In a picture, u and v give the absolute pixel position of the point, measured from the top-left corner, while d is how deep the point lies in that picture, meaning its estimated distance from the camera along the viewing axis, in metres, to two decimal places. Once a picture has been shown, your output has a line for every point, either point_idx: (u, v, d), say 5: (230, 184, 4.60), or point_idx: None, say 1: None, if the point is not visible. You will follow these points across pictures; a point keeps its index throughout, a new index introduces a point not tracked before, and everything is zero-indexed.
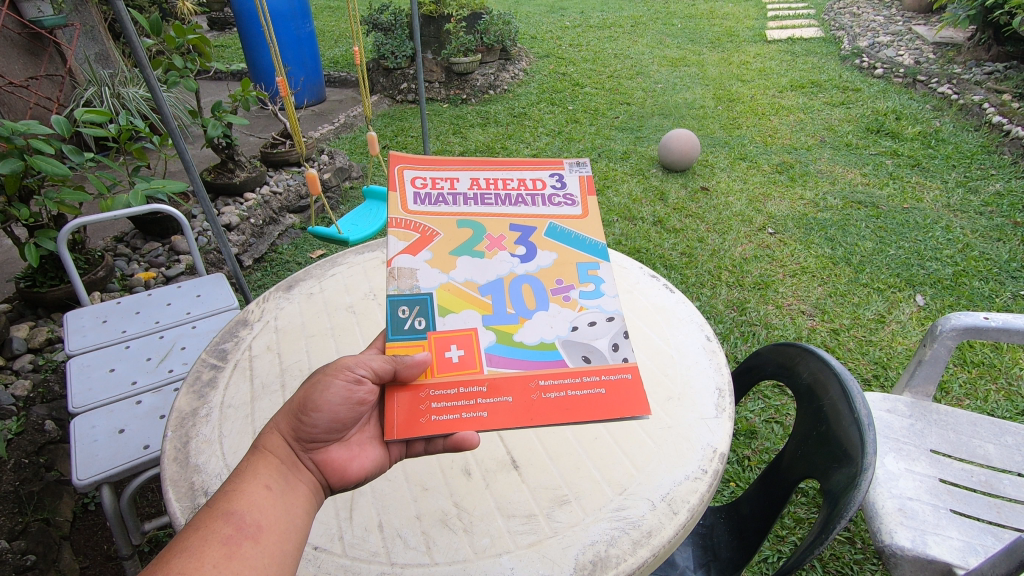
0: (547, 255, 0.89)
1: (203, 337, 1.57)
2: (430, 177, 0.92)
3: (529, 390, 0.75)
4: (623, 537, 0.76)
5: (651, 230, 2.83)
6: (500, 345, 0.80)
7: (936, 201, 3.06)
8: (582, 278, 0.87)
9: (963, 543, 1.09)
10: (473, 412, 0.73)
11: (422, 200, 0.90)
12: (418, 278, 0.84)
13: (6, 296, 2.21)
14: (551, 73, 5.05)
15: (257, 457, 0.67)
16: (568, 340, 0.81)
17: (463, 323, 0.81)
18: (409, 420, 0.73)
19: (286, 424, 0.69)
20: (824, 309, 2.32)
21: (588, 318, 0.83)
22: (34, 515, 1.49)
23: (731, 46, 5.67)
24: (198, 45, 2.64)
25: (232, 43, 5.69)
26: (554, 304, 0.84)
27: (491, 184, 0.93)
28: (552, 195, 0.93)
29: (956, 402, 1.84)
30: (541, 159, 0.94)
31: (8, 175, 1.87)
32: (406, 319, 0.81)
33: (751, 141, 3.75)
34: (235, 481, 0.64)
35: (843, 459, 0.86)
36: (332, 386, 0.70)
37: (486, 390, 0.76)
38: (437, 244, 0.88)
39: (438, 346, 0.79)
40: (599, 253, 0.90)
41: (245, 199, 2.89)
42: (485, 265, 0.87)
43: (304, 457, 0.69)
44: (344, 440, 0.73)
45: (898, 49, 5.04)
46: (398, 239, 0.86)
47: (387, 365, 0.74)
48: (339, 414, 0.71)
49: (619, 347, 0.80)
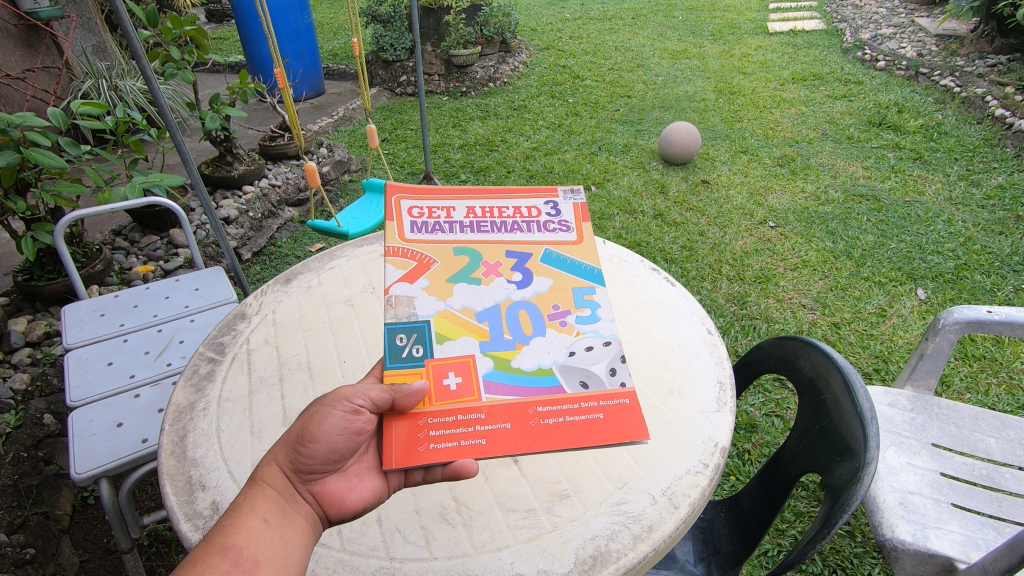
0: (543, 281, 0.89)
1: (201, 331, 1.56)
2: (426, 207, 0.93)
3: (528, 417, 0.73)
4: (623, 532, 0.76)
5: (652, 223, 2.82)
6: (498, 371, 0.78)
7: (937, 195, 3.04)
8: (579, 303, 0.87)
9: (963, 537, 1.09)
10: (471, 440, 0.71)
11: (419, 229, 0.91)
12: (415, 306, 0.84)
13: (3, 289, 2.20)
14: (552, 65, 5.03)
15: (254, 490, 0.66)
16: (566, 366, 0.79)
17: (461, 350, 0.80)
18: (407, 448, 0.70)
19: (284, 455, 0.68)
20: (825, 302, 2.31)
21: (585, 343, 0.82)
22: (33, 508, 1.48)
23: (733, 38, 5.63)
24: (195, 36, 2.62)
25: (231, 35, 5.66)
26: (551, 329, 0.83)
27: (486, 211, 0.94)
28: (548, 221, 0.95)
29: (957, 396, 1.84)
30: (536, 187, 0.95)
31: (4, 168, 1.86)
32: (403, 347, 0.80)
33: (752, 134, 3.73)
34: (233, 517, 0.63)
35: (845, 454, 0.85)
36: (330, 417, 0.68)
37: (484, 417, 0.74)
38: (434, 271, 0.88)
39: (436, 373, 0.78)
40: (595, 278, 0.90)
41: (244, 192, 2.87)
42: (483, 292, 0.87)
43: (303, 488, 0.68)
44: (342, 471, 0.71)
45: (900, 42, 5.02)
46: (395, 267, 0.86)
47: (385, 395, 0.72)
48: (337, 445, 0.69)
49: (616, 372, 0.79)
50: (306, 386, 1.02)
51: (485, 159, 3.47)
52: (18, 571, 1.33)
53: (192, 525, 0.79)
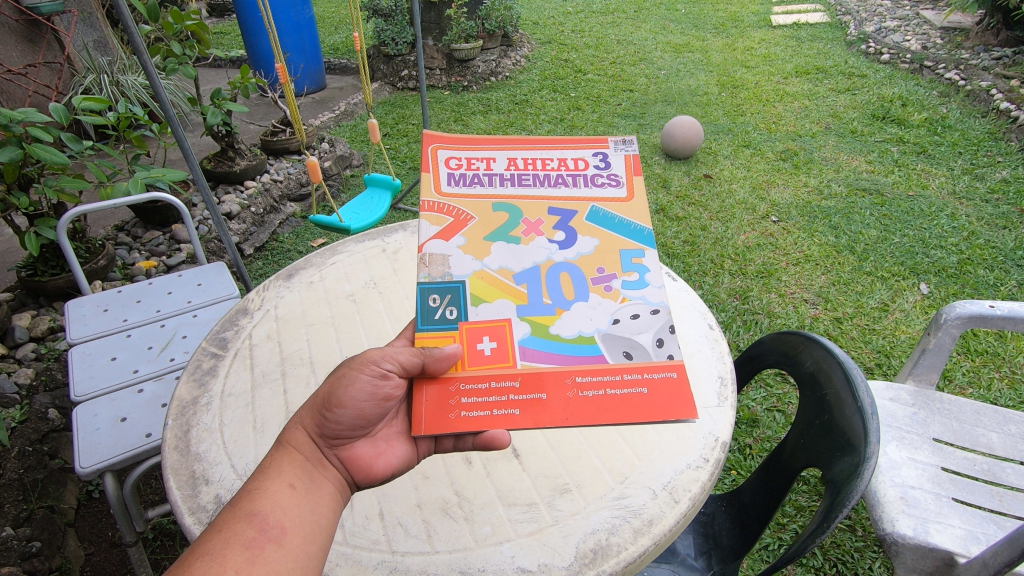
0: (587, 242, 0.87)
1: (204, 326, 1.56)
2: (466, 157, 0.90)
3: (565, 387, 0.74)
4: (623, 526, 0.76)
5: (654, 218, 2.81)
6: (534, 338, 0.79)
7: (941, 189, 3.03)
8: (625, 267, 0.85)
9: (964, 531, 1.09)
10: (503, 409, 0.72)
11: (456, 181, 0.89)
12: (450, 265, 0.83)
13: (7, 285, 2.21)
14: (553, 59, 5.01)
15: (281, 454, 0.67)
16: (609, 335, 0.79)
17: (497, 314, 0.80)
18: (437, 416, 0.72)
19: (310, 419, 0.70)
20: (827, 297, 2.31)
21: (631, 310, 0.81)
22: (39, 502, 1.50)
23: (735, 32, 5.60)
24: (196, 31, 2.61)
25: (232, 29, 5.64)
26: (594, 295, 0.82)
27: (529, 163, 0.91)
28: (596, 175, 0.92)
29: (959, 390, 1.84)
30: (586, 137, 0.92)
31: (7, 164, 1.87)
32: (436, 308, 0.80)
33: (755, 129, 3.71)
34: (259, 482, 0.64)
35: (845, 449, 0.85)
36: (357, 381, 0.70)
37: (518, 385, 0.75)
38: (471, 228, 0.87)
39: (470, 338, 0.78)
40: (644, 239, 0.87)
41: (246, 187, 2.88)
42: (522, 252, 0.86)
43: (329, 453, 0.70)
44: (369, 436, 0.73)
45: (905, 35, 4.98)
46: (430, 224, 0.85)
47: (415, 359, 0.73)
48: (364, 410, 0.71)
49: (663, 343, 0.78)
50: (308, 380, 1.02)
51: None
52: (24, 564, 1.35)
53: (196, 518, 0.80)
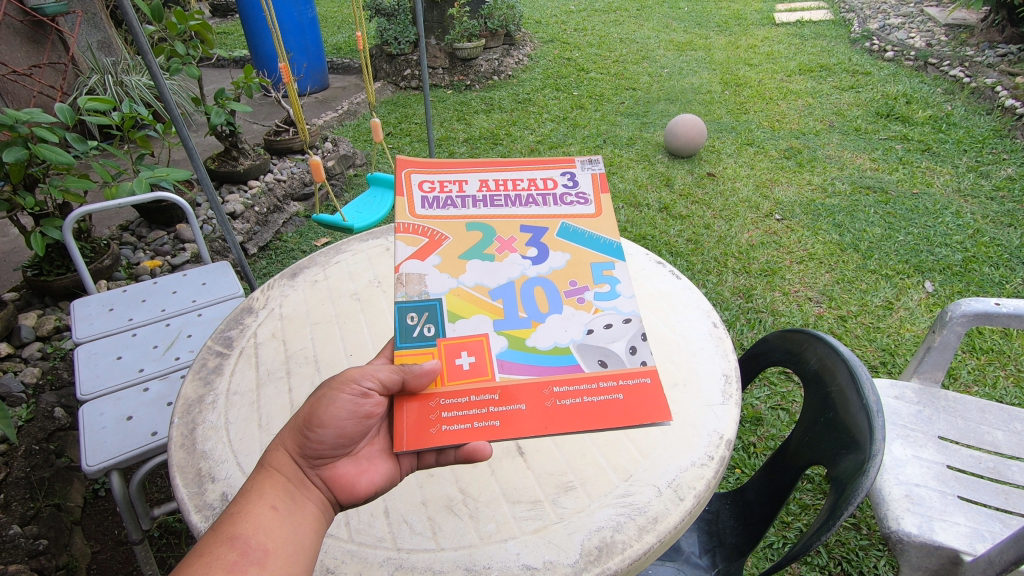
0: (559, 257, 0.88)
1: (209, 325, 1.57)
2: (438, 181, 0.93)
3: (544, 397, 0.74)
4: (628, 523, 0.76)
5: (657, 216, 2.81)
6: (512, 350, 0.79)
7: (946, 186, 3.02)
8: (596, 279, 0.86)
9: (970, 529, 1.09)
10: (484, 421, 0.72)
11: (429, 204, 0.91)
12: (426, 284, 0.84)
13: (14, 285, 2.23)
14: (556, 58, 5.00)
15: (263, 476, 0.67)
16: (584, 344, 0.79)
17: (474, 329, 0.80)
18: (419, 430, 0.72)
19: (292, 440, 0.69)
20: (831, 296, 2.30)
21: (604, 320, 0.82)
22: (46, 500, 1.50)
23: (739, 29, 5.58)
24: (200, 31, 2.61)
25: (235, 30, 5.66)
26: (568, 307, 0.83)
27: (500, 185, 0.94)
28: (564, 193, 0.94)
29: (964, 388, 1.83)
30: (553, 158, 0.94)
31: (13, 164, 1.88)
32: (414, 326, 0.80)
33: (758, 127, 3.70)
34: (242, 505, 0.64)
35: (851, 446, 0.85)
36: (338, 400, 0.69)
37: (498, 398, 0.74)
38: (446, 248, 0.88)
39: (448, 353, 0.78)
40: (614, 253, 0.89)
41: (249, 186, 2.88)
42: (496, 268, 0.87)
43: (312, 473, 0.69)
44: (352, 455, 0.72)
45: (909, 32, 4.97)
46: (406, 244, 0.86)
47: (395, 375, 0.73)
48: (346, 428, 0.70)
49: (637, 350, 0.79)
50: (313, 379, 1.03)
51: (489, 153, 3.47)
52: (31, 562, 1.34)
53: (202, 516, 0.80)
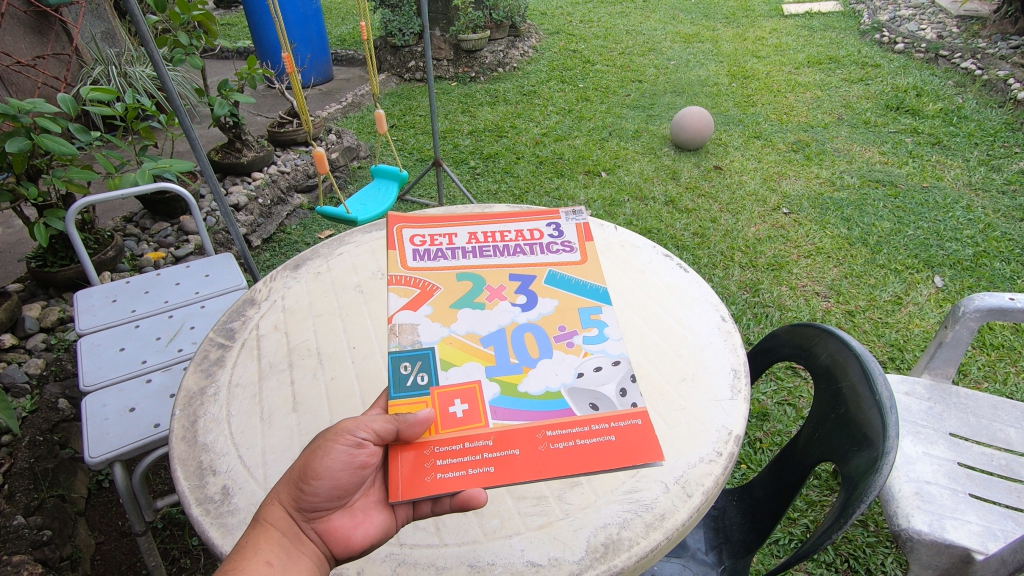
0: (547, 303, 0.90)
1: (212, 317, 1.56)
2: (429, 235, 0.99)
3: (537, 442, 0.71)
4: (635, 520, 0.75)
5: (663, 209, 2.79)
6: (503, 397, 0.76)
7: (956, 180, 2.98)
8: (584, 323, 0.87)
9: (981, 528, 1.07)
10: (478, 467, 0.68)
11: (421, 257, 0.95)
12: (419, 333, 0.84)
13: (18, 276, 2.23)
14: (562, 50, 4.96)
15: (257, 531, 0.64)
16: (575, 388, 0.77)
17: (466, 377, 0.79)
18: (412, 479, 0.67)
19: (286, 494, 0.65)
20: (839, 290, 2.28)
21: (594, 363, 0.81)
22: (50, 491, 1.50)
23: (746, 21, 5.52)
24: (203, 21, 2.59)
25: (240, 21, 5.63)
26: (557, 351, 0.83)
27: (488, 237, 0.98)
28: (551, 243, 0.99)
29: (974, 384, 1.81)
30: (537, 211, 1.02)
31: (16, 154, 1.87)
32: (407, 375, 0.78)
33: (766, 119, 3.66)
34: (237, 560, 0.61)
35: (862, 443, 0.83)
36: (331, 452, 0.65)
37: (492, 443, 0.71)
38: (437, 298, 0.90)
39: (441, 401, 0.76)
40: (599, 297, 0.91)
41: (253, 178, 2.87)
42: (486, 316, 0.88)
43: (308, 527, 0.65)
44: (347, 506, 0.67)
45: (920, 24, 4.90)
46: (398, 296, 0.88)
47: (389, 426, 0.68)
48: (341, 480, 0.66)
49: (627, 393, 0.77)
50: (316, 371, 1.01)
51: (494, 145, 3.44)
52: (35, 552, 1.34)
53: (203, 509, 0.79)
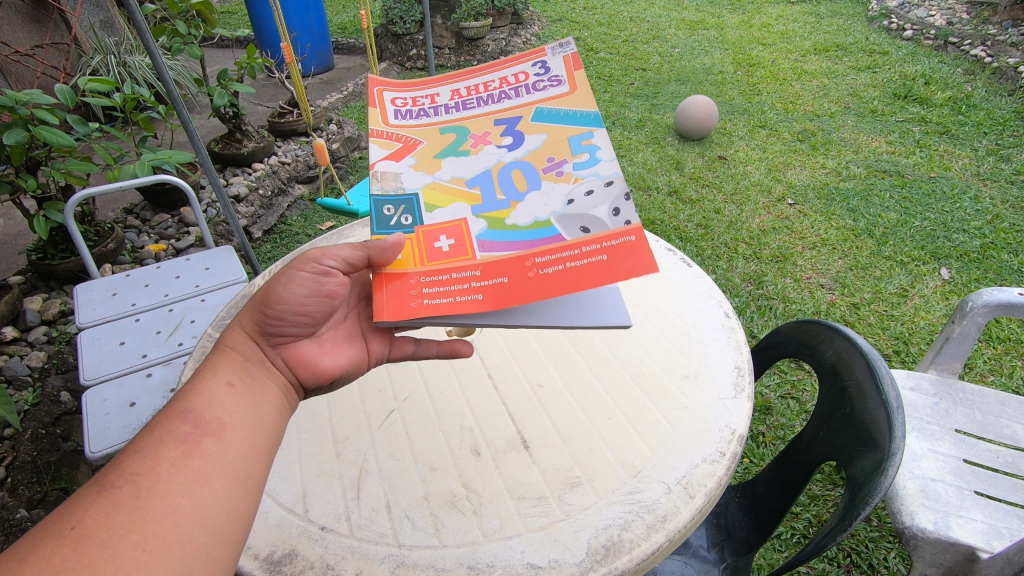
0: (535, 138, 0.84)
1: (212, 310, 1.55)
2: (408, 94, 0.88)
3: (525, 269, 0.71)
4: (636, 521, 0.74)
5: (666, 200, 2.76)
6: (490, 232, 0.77)
7: (964, 170, 2.94)
8: (574, 151, 0.82)
9: (986, 526, 1.06)
10: (466, 295, 0.70)
11: (402, 116, 0.87)
12: (403, 181, 0.82)
13: (19, 268, 2.22)
14: (565, 38, 4.90)
15: (220, 353, 0.67)
16: (564, 215, 0.76)
17: (452, 216, 0.79)
18: (399, 306, 0.70)
19: (250, 318, 0.70)
20: (844, 283, 2.25)
21: (585, 187, 0.77)
22: (53, 484, 1.48)
23: (752, 8, 5.44)
24: (202, 9, 2.56)
25: (239, 9, 5.58)
26: (546, 181, 0.80)
27: (471, 89, 0.88)
28: (537, 81, 0.87)
29: (980, 378, 1.79)
30: (521, 50, 0.86)
31: (13, 146, 1.85)
32: (392, 217, 0.79)
33: (772, 108, 3.62)
34: (196, 383, 0.62)
35: (868, 444, 0.82)
36: (297, 277, 0.71)
37: (479, 273, 0.72)
38: (421, 150, 0.85)
39: (427, 238, 0.77)
40: (592, 123, 0.83)
41: (254, 169, 2.85)
42: (472, 161, 0.84)
43: (272, 352, 0.70)
44: (313, 336, 0.74)
45: (930, 9, 4.82)
46: (379, 148, 0.83)
47: (358, 254, 0.73)
48: (306, 305, 0.71)
49: (619, 212, 0.74)
50: None
51: None
52: None
53: None
